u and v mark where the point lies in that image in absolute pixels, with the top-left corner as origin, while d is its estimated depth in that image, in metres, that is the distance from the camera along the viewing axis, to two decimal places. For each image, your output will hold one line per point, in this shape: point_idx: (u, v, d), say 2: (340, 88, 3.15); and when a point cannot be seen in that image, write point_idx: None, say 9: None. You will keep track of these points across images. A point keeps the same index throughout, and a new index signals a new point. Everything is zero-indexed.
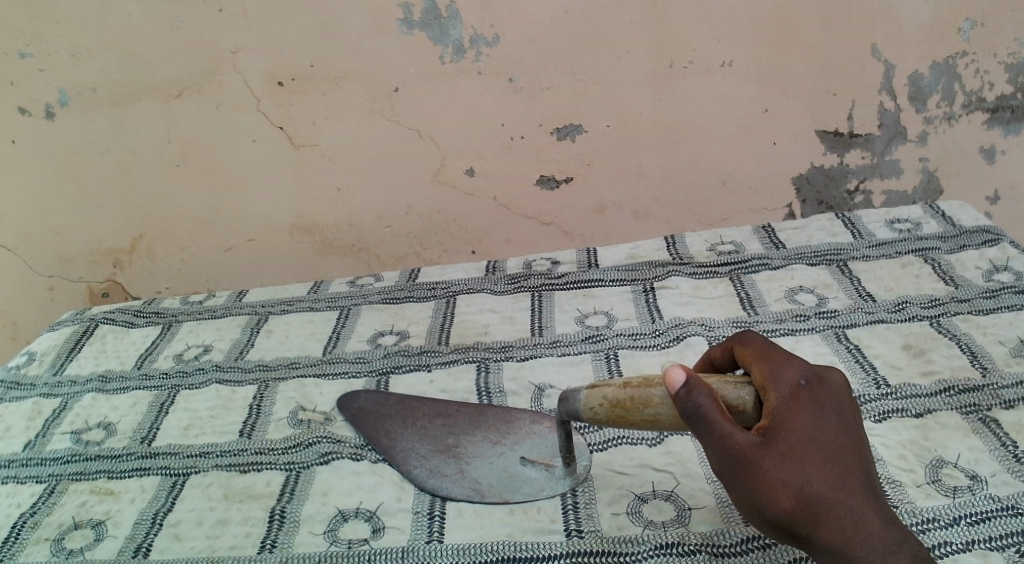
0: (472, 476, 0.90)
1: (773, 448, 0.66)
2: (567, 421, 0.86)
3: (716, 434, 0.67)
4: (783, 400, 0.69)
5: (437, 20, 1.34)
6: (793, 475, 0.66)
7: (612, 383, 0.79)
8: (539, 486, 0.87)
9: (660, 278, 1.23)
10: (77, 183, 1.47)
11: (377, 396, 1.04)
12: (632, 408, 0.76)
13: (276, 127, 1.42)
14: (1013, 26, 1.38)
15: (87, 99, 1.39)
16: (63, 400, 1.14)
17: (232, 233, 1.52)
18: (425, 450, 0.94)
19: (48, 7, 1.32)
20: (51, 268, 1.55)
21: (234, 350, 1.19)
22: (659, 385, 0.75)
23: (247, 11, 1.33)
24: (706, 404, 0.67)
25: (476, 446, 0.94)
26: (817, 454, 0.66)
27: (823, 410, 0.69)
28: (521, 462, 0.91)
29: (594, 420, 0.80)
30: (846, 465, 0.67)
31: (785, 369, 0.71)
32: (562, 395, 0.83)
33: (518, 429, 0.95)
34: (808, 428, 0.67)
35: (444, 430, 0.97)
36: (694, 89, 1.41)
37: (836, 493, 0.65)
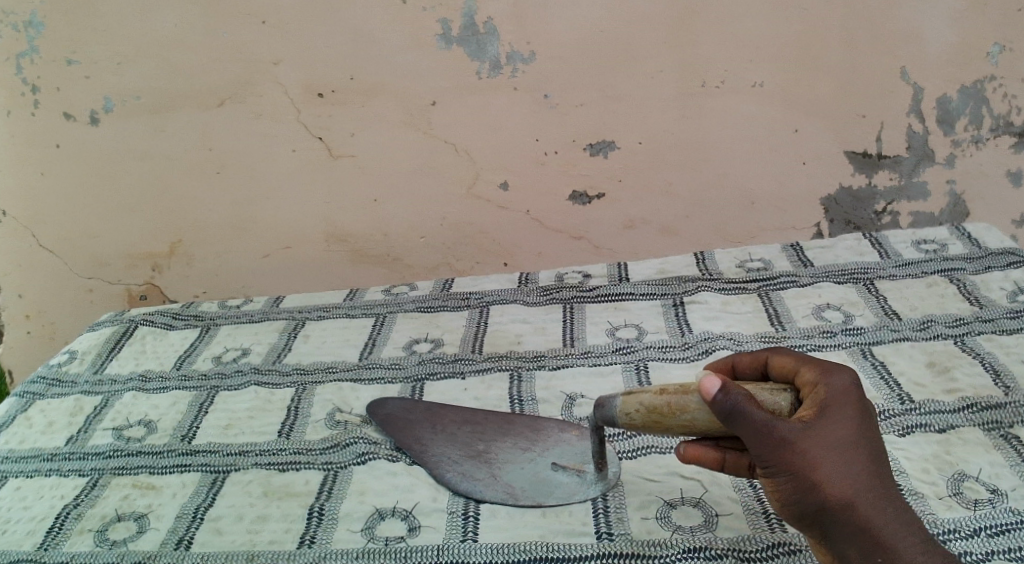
0: (505, 480, 0.92)
1: (810, 439, 0.67)
2: (600, 426, 0.88)
3: (753, 427, 0.68)
4: (823, 398, 0.70)
5: (474, 36, 1.38)
6: (833, 468, 0.67)
7: (650, 390, 0.81)
8: (571, 491, 0.89)
9: (689, 293, 1.25)
10: (119, 187, 1.52)
11: (405, 403, 1.06)
12: (669, 414, 0.78)
13: (315, 138, 1.46)
14: None
15: (130, 105, 1.44)
16: (103, 397, 1.17)
17: (270, 240, 1.56)
18: (456, 454, 0.97)
19: (97, 16, 1.37)
20: (91, 270, 1.60)
21: (272, 354, 1.23)
22: (695, 392, 0.77)
23: (288, 24, 1.37)
24: (743, 400, 0.68)
25: (507, 451, 0.96)
26: (854, 448, 0.67)
27: (862, 408, 0.70)
28: (552, 467, 0.93)
29: (630, 425, 0.83)
30: (881, 465, 0.68)
31: (829, 372, 0.73)
32: (600, 401, 0.86)
33: (547, 437, 0.98)
34: (848, 424, 0.68)
35: (474, 437, 0.99)
36: (724, 109, 1.43)
37: (871, 485, 0.66)
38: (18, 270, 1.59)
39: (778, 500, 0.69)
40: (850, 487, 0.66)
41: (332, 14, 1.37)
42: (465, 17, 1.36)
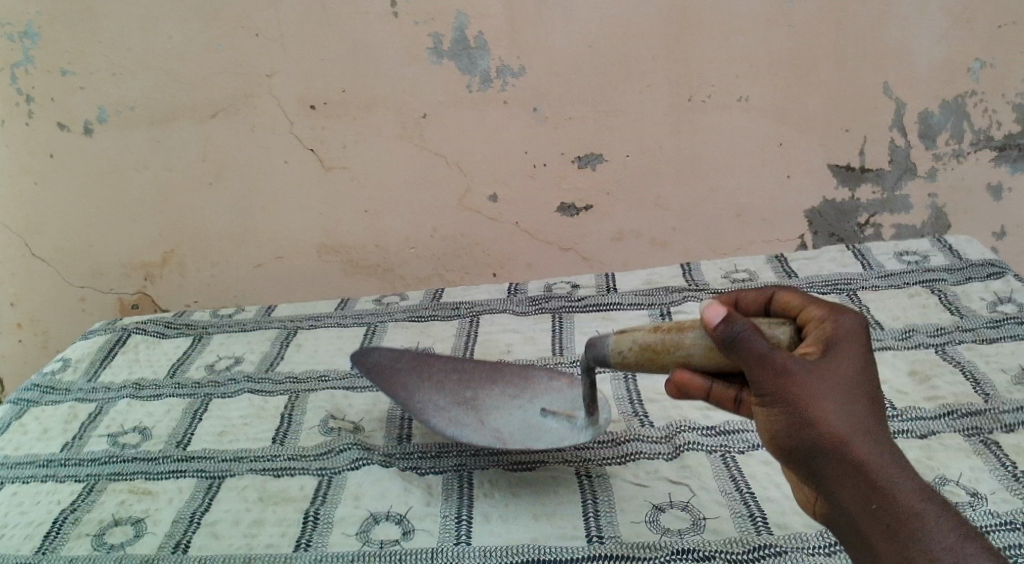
0: (494, 426, 0.97)
1: (811, 371, 0.65)
2: (593, 366, 0.91)
3: (755, 355, 0.65)
4: (828, 335, 0.69)
5: (466, 50, 1.40)
6: (835, 404, 0.64)
7: (644, 327, 0.83)
8: (560, 435, 0.94)
9: (676, 303, 1.28)
10: (113, 196, 1.53)
11: (391, 352, 1.09)
12: (663, 352, 0.80)
13: (308, 149, 1.48)
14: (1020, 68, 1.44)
15: (125, 116, 1.46)
16: (98, 404, 1.18)
17: (263, 250, 1.57)
18: (443, 402, 1.01)
19: (93, 28, 1.39)
20: (84, 279, 1.60)
21: (265, 362, 1.24)
22: (692, 328, 0.79)
23: (283, 39, 1.40)
24: (748, 329, 0.66)
25: (494, 400, 1.01)
26: (855, 384, 0.65)
27: (866, 346, 0.68)
28: (541, 413, 0.98)
29: (623, 363, 0.85)
30: (880, 405, 0.65)
31: (839, 311, 0.71)
32: (590, 341, 0.88)
33: (536, 385, 1.02)
34: (852, 363, 0.66)
35: (461, 384, 1.03)
36: (711, 123, 1.47)
37: (872, 424, 0.64)
38: (10, 279, 1.60)
39: (772, 437, 0.66)
40: (851, 421, 0.63)
41: (327, 29, 1.39)
42: (457, 31, 1.39)
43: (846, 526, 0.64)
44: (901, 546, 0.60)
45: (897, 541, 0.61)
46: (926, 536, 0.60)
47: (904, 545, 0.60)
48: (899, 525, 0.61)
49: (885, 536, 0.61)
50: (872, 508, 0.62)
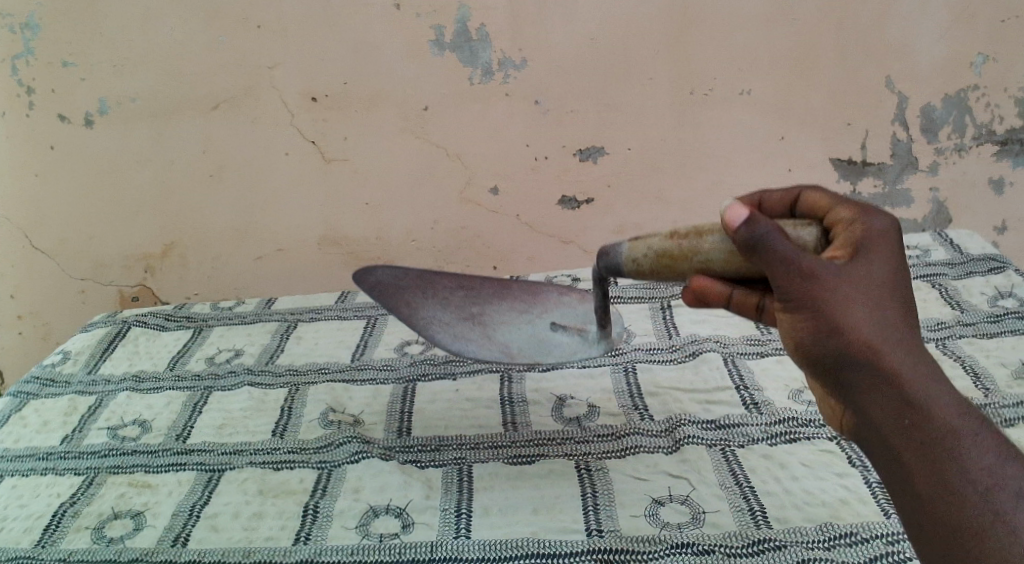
0: (500, 341, 0.99)
1: (840, 275, 0.67)
2: (604, 279, 0.95)
3: (781, 257, 0.67)
4: (856, 238, 0.71)
5: (467, 43, 1.40)
6: (864, 313, 0.66)
7: (659, 234, 0.86)
8: (570, 351, 0.98)
9: (676, 297, 1.28)
10: (113, 189, 1.53)
11: (394, 269, 1.04)
12: (680, 259, 0.83)
13: (309, 142, 1.48)
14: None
15: (126, 109, 1.45)
16: (98, 397, 1.18)
17: (264, 244, 1.57)
18: (448, 317, 1.01)
19: (93, 20, 1.38)
20: (85, 271, 1.60)
21: (264, 355, 1.24)
22: (710, 234, 0.81)
23: (284, 31, 1.39)
24: (773, 231, 0.67)
25: (501, 315, 1.03)
26: (885, 291, 0.67)
27: (894, 251, 0.70)
28: (551, 327, 1.02)
29: (637, 271, 0.87)
30: (909, 316, 0.67)
31: (868, 215, 0.72)
32: (603, 249, 0.90)
33: (545, 300, 1.06)
34: (880, 270, 0.68)
35: (467, 301, 1.03)
36: (714, 117, 1.46)
37: (902, 333, 0.66)
38: (10, 272, 1.59)
39: (798, 344, 0.69)
40: (882, 331, 0.66)
41: (328, 22, 1.39)
42: (458, 24, 1.38)
43: (874, 440, 0.67)
44: (935, 463, 0.63)
45: (930, 458, 0.63)
46: (958, 451, 0.63)
47: (934, 458, 0.63)
48: (931, 440, 0.64)
49: (915, 450, 0.64)
50: (905, 422, 0.64)
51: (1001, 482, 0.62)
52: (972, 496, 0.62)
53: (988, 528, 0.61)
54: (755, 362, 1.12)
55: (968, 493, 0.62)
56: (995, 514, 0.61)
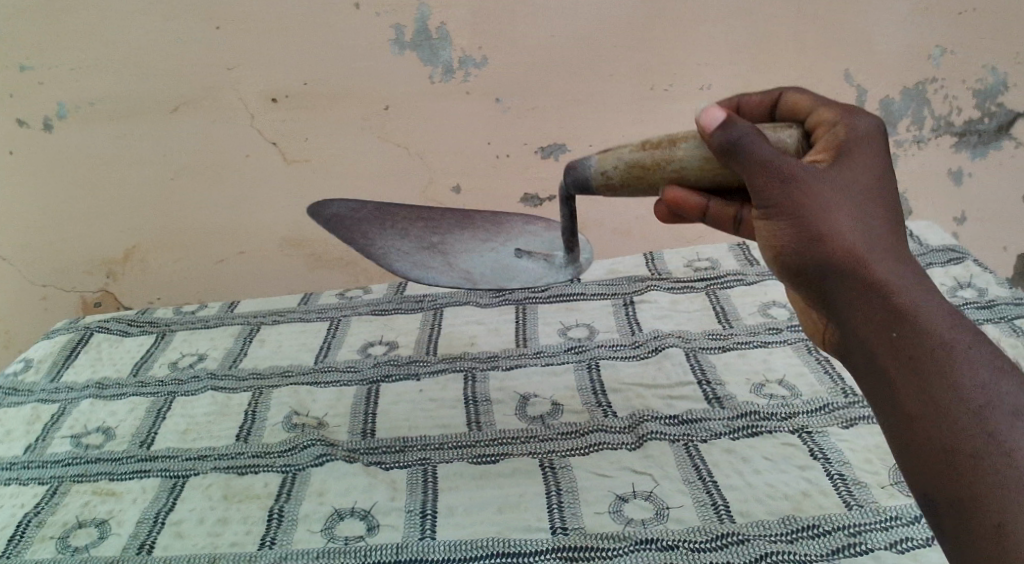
0: (461, 268, 0.97)
1: (818, 180, 0.70)
2: (571, 197, 0.92)
3: (757, 160, 0.70)
4: (838, 140, 0.74)
5: (428, 41, 1.40)
6: (841, 216, 0.69)
7: (628, 145, 0.85)
8: (535, 278, 0.95)
9: (639, 292, 1.29)
10: (73, 192, 1.50)
11: (351, 205, 1.05)
12: (654, 169, 0.83)
13: (269, 143, 1.47)
14: (980, 54, 1.46)
15: (87, 113, 1.43)
16: (61, 405, 1.16)
17: (227, 246, 1.56)
18: (408, 246, 0.99)
19: (50, 20, 1.34)
20: (45, 276, 1.57)
21: (228, 359, 1.23)
22: (684, 141, 0.82)
23: (245, 31, 1.38)
24: (748, 131, 0.71)
25: (463, 243, 1.01)
26: (863, 196, 0.70)
27: (876, 157, 0.72)
28: (516, 254, 0.99)
29: (607, 185, 0.87)
30: (888, 220, 0.70)
31: (850, 115, 0.75)
32: (569, 165, 0.89)
33: (510, 230, 1.04)
34: (858, 174, 0.71)
35: (429, 231, 1.02)
36: (677, 112, 1.49)
37: (884, 241, 0.68)
38: None
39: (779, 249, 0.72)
40: (862, 236, 0.68)
41: (289, 21, 1.37)
42: (418, 22, 1.38)
43: (859, 353, 0.68)
44: (923, 378, 0.63)
45: (917, 372, 0.63)
46: (946, 360, 0.63)
47: (922, 369, 0.63)
48: (919, 350, 0.63)
49: (901, 362, 0.64)
50: (889, 331, 0.65)
51: (996, 400, 0.61)
52: (963, 414, 0.61)
53: (980, 448, 0.59)
54: (717, 356, 1.14)
55: (959, 410, 0.61)
56: (988, 434, 0.59)
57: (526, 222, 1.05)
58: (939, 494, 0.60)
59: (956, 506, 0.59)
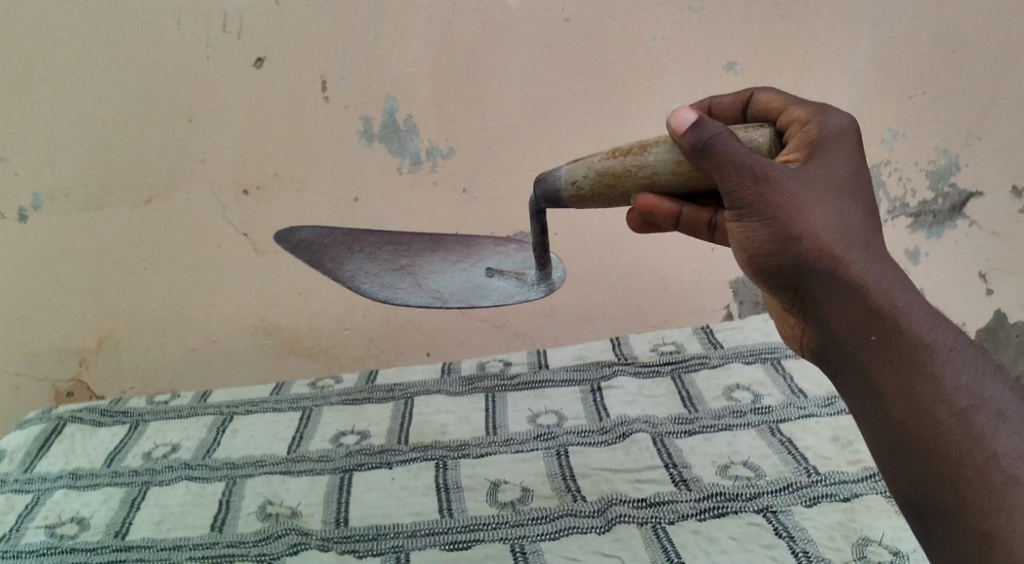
0: (431, 288, 1.01)
1: (794, 180, 0.76)
2: (541, 212, 0.99)
3: (732, 159, 0.75)
4: (811, 140, 0.80)
5: (396, 132, 1.50)
6: (816, 214, 0.75)
7: (597, 155, 0.90)
8: (507, 294, 1.00)
9: (606, 378, 1.33)
10: (45, 281, 1.52)
11: (318, 234, 1.16)
12: (625, 176, 0.87)
13: (241, 234, 1.53)
14: (928, 138, 1.60)
15: (60, 203, 1.48)
16: (34, 495, 1.17)
17: (199, 334, 1.58)
18: (376, 269, 1.04)
19: (26, 114, 1.42)
20: (18, 366, 1.57)
21: (201, 449, 1.24)
22: (654, 147, 0.85)
23: (218, 126, 1.47)
24: (722, 132, 0.76)
25: (432, 266, 1.07)
26: (838, 193, 0.76)
27: (849, 154, 0.79)
28: (487, 275, 1.05)
29: (578, 195, 0.91)
30: (865, 216, 0.76)
31: (821, 114, 0.81)
32: (540, 177, 0.94)
33: (481, 253, 1.11)
34: (831, 172, 0.77)
35: (397, 256, 1.09)
36: None
37: (860, 240, 0.75)
38: None
39: (758, 249, 0.77)
40: (841, 238, 0.75)
41: (264, 113, 1.47)
42: (386, 116, 1.49)
43: (843, 355, 0.75)
44: (908, 380, 0.70)
45: (902, 375, 0.70)
46: (934, 366, 0.70)
47: (906, 375, 0.70)
48: (901, 353, 0.71)
49: (884, 364, 0.72)
50: (873, 335, 0.72)
51: (981, 402, 0.68)
52: (949, 417, 0.68)
53: (968, 453, 0.66)
54: (683, 440, 1.18)
55: (945, 414, 0.68)
56: (974, 437, 0.67)
57: (496, 247, 1.12)
58: (931, 505, 0.68)
59: (946, 507, 0.67)
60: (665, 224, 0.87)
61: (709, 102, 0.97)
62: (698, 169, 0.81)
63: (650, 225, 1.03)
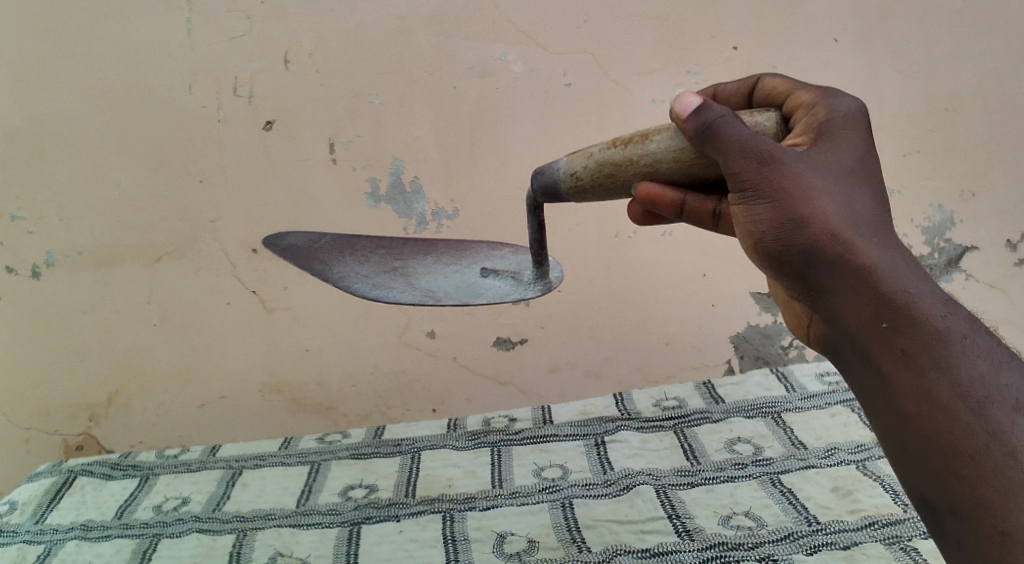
0: (423, 289, 1.06)
1: (801, 162, 0.78)
2: (539, 208, 1.05)
3: (738, 142, 0.78)
4: (817, 123, 0.82)
5: (403, 194, 1.55)
6: (823, 197, 0.77)
7: (596, 146, 0.95)
8: (502, 293, 1.05)
9: (610, 432, 1.34)
10: (55, 339, 1.56)
11: (310, 238, 1.25)
12: (624, 166, 0.91)
13: (251, 291, 1.57)
14: (927, 194, 1.63)
15: (73, 260, 1.54)
16: (47, 546, 1.20)
17: (206, 392, 1.57)
18: (368, 271, 1.10)
19: (46, 177, 1.51)
20: (31, 419, 1.57)
21: (212, 502, 1.26)
22: (654, 137, 0.88)
23: (229, 181, 1.54)
24: (726, 115, 0.79)
25: (425, 268, 1.12)
26: (845, 177, 0.78)
27: (855, 137, 0.81)
28: (482, 274, 1.10)
29: (577, 186, 0.96)
30: (874, 199, 0.78)
31: (829, 98, 0.83)
32: (540, 170, 1.00)
33: (476, 253, 1.16)
34: (836, 156, 0.79)
35: (390, 257, 1.14)
36: (640, 255, 1.65)
37: (868, 224, 0.76)
38: None
39: (764, 235, 0.79)
40: (849, 222, 0.76)
41: (268, 164, 1.54)
42: (394, 178, 1.55)
43: (852, 341, 0.77)
44: (922, 372, 0.72)
45: (916, 367, 0.73)
46: (947, 355, 0.72)
47: (918, 366, 0.73)
48: (913, 341, 0.73)
49: (894, 352, 0.74)
50: (882, 321, 0.74)
51: (998, 394, 0.71)
52: (964, 411, 0.70)
53: (983, 450, 0.69)
54: (686, 492, 1.20)
55: (960, 408, 0.71)
56: (990, 432, 0.70)
57: (491, 250, 1.17)
58: (947, 501, 0.71)
59: (962, 507, 0.70)
60: (668, 214, 0.89)
61: (716, 90, 1.00)
62: (702, 155, 0.84)
63: (649, 217, 1.07)
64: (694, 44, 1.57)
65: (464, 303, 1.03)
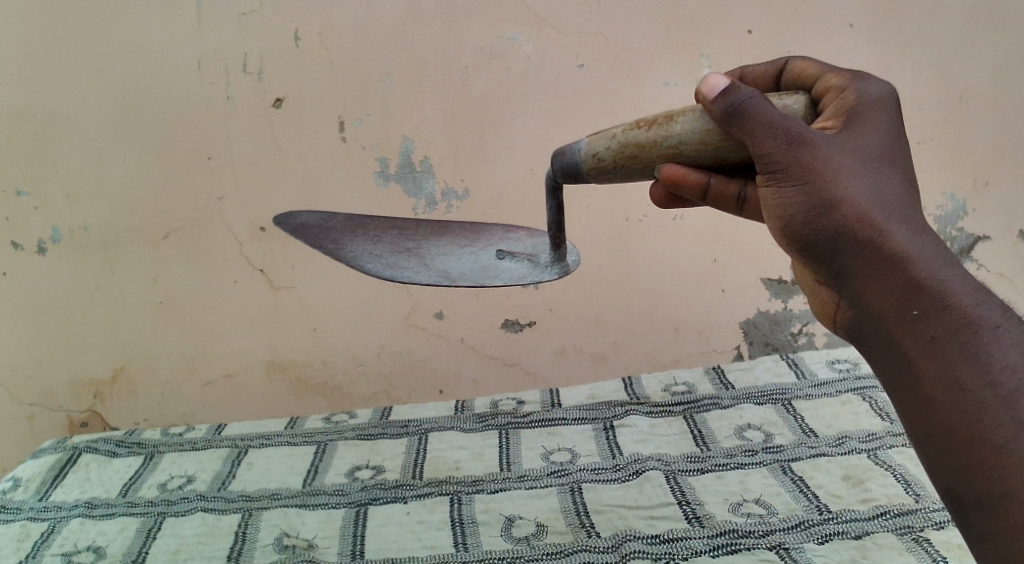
0: (437, 269, 1.04)
1: (831, 145, 0.75)
2: (560, 190, 1.02)
3: (766, 123, 0.76)
4: (849, 107, 0.79)
5: (412, 173, 1.55)
6: (853, 181, 0.74)
7: (619, 127, 0.92)
8: (518, 276, 1.02)
9: (619, 417, 1.33)
10: (60, 318, 1.55)
11: (320, 218, 1.22)
12: (649, 147, 0.88)
13: (258, 270, 1.55)
14: (931, 186, 1.62)
15: (77, 238, 1.52)
16: (50, 523, 1.19)
17: (208, 373, 1.59)
18: (377, 250, 1.08)
19: (47, 153, 1.48)
20: (33, 396, 1.58)
21: (217, 481, 1.25)
22: (680, 117, 0.86)
23: (234, 160, 1.51)
24: (755, 97, 0.77)
25: (438, 249, 1.09)
26: (876, 160, 0.75)
27: (885, 120, 0.78)
28: (499, 257, 1.08)
29: (599, 166, 0.93)
30: (905, 183, 0.75)
31: (859, 82, 0.81)
32: (562, 150, 0.98)
33: (492, 236, 1.14)
34: (868, 138, 0.76)
35: (402, 238, 1.12)
36: (648, 243, 1.59)
37: (899, 209, 0.74)
38: None
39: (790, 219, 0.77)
40: (879, 206, 0.74)
41: (275, 146, 1.51)
42: (403, 158, 1.54)
43: (879, 329, 0.74)
44: (950, 362, 0.70)
45: (944, 356, 0.70)
46: (978, 345, 0.70)
47: (947, 354, 0.70)
48: (943, 329, 0.71)
49: (923, 339, 0.71)
50: (912, 308, 0.72)
51: None
52: (993, 400, 0.68)
53: (1011, 441, 0.67)
54: (696, 478, 1.19)
55: (989, 398, 0.69)
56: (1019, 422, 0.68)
57: (506, 233, 1.14)
58: (971, 492, 0.69)
59: (988, 498, 0.68)
60: (692, 197, 0.87)
61: (742, 73, 0.97)
62: (728, 137, 0.81)
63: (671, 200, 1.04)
64: (710, 28, 1.53)
65: (480, 284, 1.00)
